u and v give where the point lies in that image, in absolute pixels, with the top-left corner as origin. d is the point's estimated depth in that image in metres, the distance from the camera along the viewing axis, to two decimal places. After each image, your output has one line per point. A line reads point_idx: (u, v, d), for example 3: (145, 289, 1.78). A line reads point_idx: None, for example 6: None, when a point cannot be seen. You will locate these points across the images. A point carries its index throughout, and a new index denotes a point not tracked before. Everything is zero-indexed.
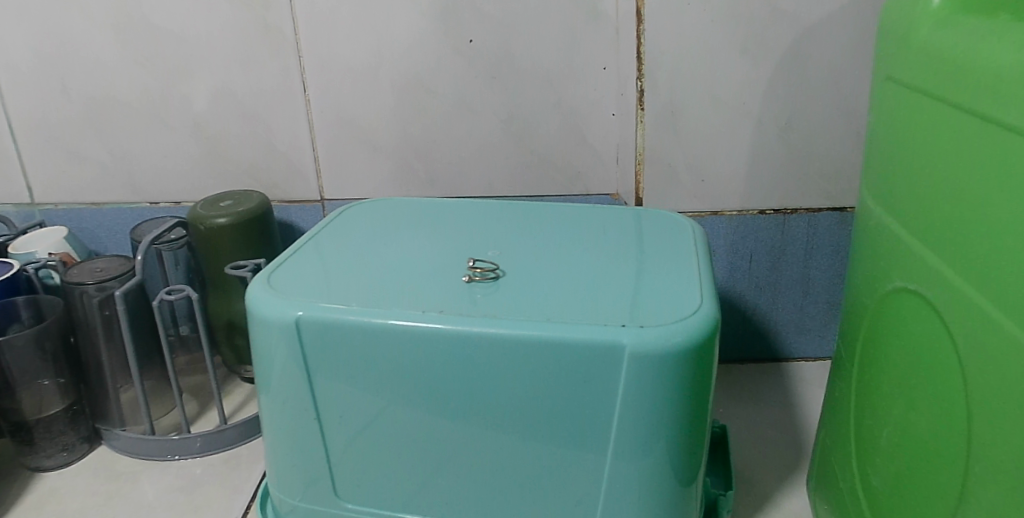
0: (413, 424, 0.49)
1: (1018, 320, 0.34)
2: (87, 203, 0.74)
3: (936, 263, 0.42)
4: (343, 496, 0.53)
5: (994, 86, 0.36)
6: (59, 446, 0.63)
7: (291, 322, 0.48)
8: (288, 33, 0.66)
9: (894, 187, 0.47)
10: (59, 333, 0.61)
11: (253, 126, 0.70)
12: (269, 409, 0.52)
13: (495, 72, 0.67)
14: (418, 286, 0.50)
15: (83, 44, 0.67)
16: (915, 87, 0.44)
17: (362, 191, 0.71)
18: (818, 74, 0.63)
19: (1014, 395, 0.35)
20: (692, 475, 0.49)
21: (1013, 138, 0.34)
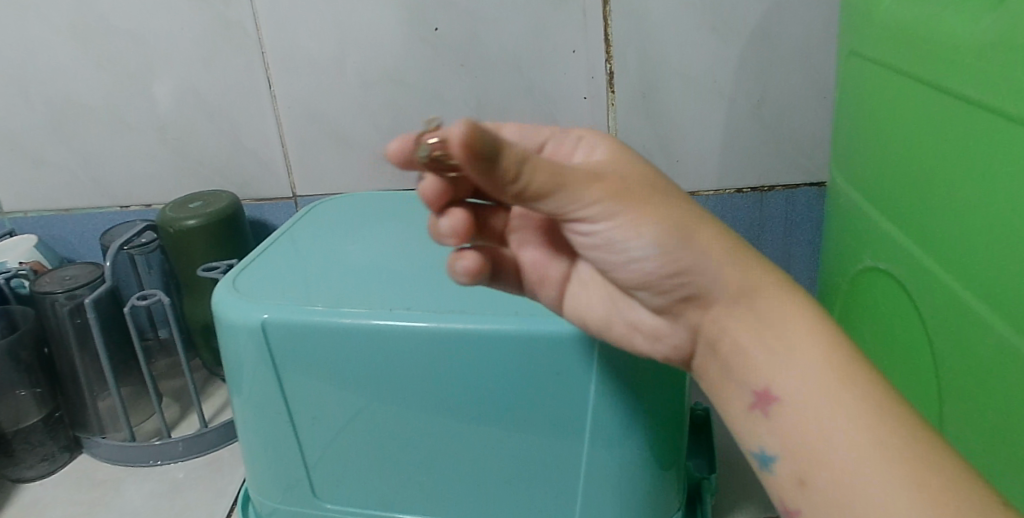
0: (386, 422, 0.49)
1: (983, 297, 0.34)
2: (57, 210, 0.73)
3: (903, 241, 0.42)
4: (321, 495, 0.52)
5: (954, 59, 0.35)
6: (39, 457, 0.63)
7: (258, 326, 0.47)
8: (249, 28, 0.64)
9: (861, 163, 0.46)
10: (32, 342, 0.62)
11: (220, 125, 0.68)
12: (243, 414, 0.51)
13: (463, 60, 0.64)
14: (387, 283, 0.50)
15: (42, 48, 0.66)
16: (876, 60, 0.43)
17: (334, 186, 0.71)
18: (789, 48, 0.62)
19: (983, 374, 0.35)
20: (671, 461, 0.49)
21: (973, 111, 0.34)
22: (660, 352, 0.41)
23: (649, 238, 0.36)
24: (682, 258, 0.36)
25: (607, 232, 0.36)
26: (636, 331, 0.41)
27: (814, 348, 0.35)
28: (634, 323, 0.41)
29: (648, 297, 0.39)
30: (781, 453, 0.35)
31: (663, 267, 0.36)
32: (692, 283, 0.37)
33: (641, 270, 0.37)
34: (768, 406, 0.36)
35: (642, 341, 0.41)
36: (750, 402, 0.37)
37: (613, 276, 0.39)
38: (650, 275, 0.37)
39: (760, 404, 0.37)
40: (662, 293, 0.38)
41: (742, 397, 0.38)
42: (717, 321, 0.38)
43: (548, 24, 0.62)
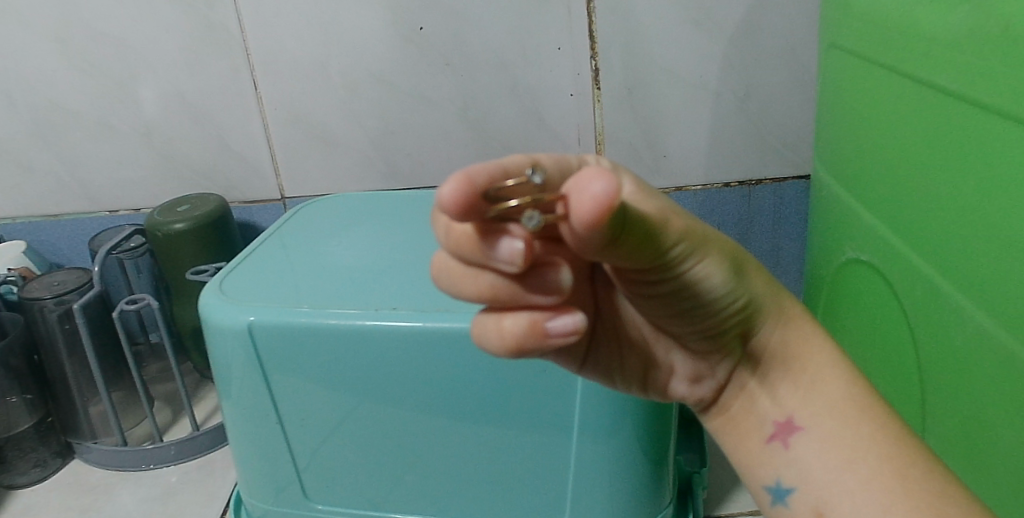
0: (375, 423, 0.49)
1: (962, 287, 0.35)
2: (45, 215, 0.73)
3: (884, 233, 0.42)
4: (313, 497, 0.52)
5: (929, 51, 0.35)
6: (32, 463, 0.63)
7: (245, 328, 0.47)
8: (234, 31, 0.64)
9: (843, 156, 0.46)
10: (21, 349, 0.61)
11: (206, 128, 0.68)
12: (232, 418, 0.51)
13: (448, 59, 0.64)
14: (373, 284, 0.50)
15: (27, 54, 0.66)
16: (856, 53, 0.43)
17: (322, 188, 0.71)
18: (773, 43, 0.62)
19: (962, 363, 0.36)
20: (660, 456, 0.49)
21: (949, 102, 0.34)
22: (696, 394, 0.35)
23: (724, 278, 0.30)
24: (746, 295, 0.31)
25: (676, 280, 0.28)
26: (672, 374, 0.35)
27: (838, 388, 0.33)
28: (671, 365, 0.35)
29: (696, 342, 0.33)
30: (801, 485, 0.32)
31: (726, 308, 0.31)
32: (752, 317, 0.32)
33: (704, 318, 0.31)
34: (789, 437, 0.33)
35: (679, 381, 0.35)
36: (769, 433, 0.34)
37: (665, 323, 0.32)
38: (712, 318, 0.31)
39: (780, 434, 0.33)
40: (718, 334, 0.32)
41: (759, 428, 0.34)
42: (755, 358, 0.34)
43: (532, 23, 0.62)
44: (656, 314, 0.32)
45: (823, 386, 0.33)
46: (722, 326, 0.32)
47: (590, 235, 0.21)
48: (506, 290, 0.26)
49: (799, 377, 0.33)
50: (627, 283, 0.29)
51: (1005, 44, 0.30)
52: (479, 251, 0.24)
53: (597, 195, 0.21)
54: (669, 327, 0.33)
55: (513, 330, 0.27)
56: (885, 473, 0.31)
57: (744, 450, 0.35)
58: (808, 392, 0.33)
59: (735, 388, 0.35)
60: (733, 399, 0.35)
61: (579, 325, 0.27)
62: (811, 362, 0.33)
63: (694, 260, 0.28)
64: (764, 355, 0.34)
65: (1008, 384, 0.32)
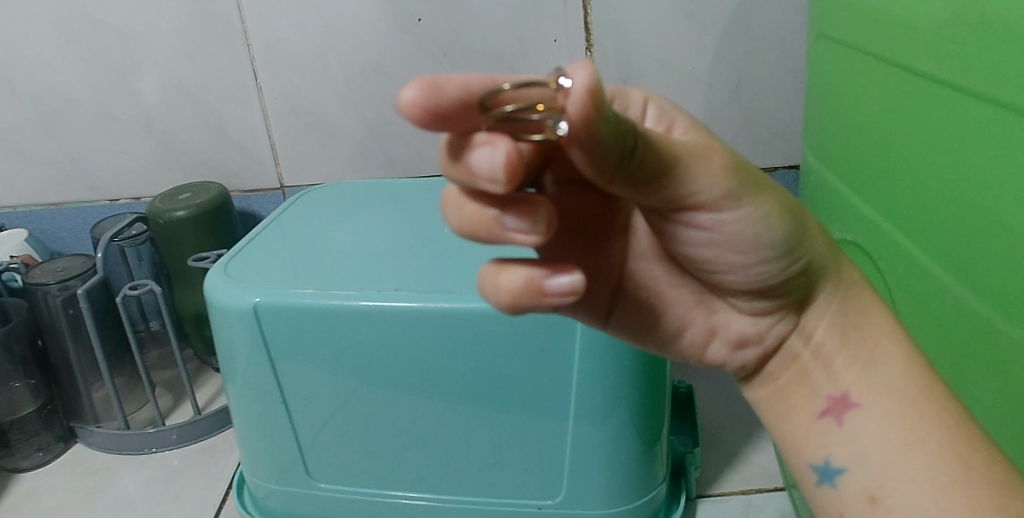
0: (377, 404, 0.50)
1: (945, 263, 0.36)
2: (47, 204, 0.74)
3: (870, 214, 0.44)
4: (315, 475, 0.54)
5: (912, 38, 0.37)
6: (35, 447, 0.63)
7: (249, 310, 0.48)
8: (234, 22, 0.65)
9: (831, 141, 0.48)
10: (25, 335, 0.62)
11: (206, 118, 0.69)
12: (237, 400, 0.52)
13: (446, 50, 0.66)
14: (375, 267, 0.51)
15: (29, 44, 0.67)
16: (843, 41, 0.44)
17: (322, 177, 0.72)
18: (764, 36, 0.63)
19: (943, 335, 0.38)
20: (654, 435, 0.51)
21: (930, 86, 0.36)
22: (738, 360, 0.35)
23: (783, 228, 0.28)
24: (805, 250, 0.30)
25: (735, 227, 0.27)
26: (715, 337, 0.34)
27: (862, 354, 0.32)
28: (715, 329, 0.34)
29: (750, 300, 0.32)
30: (851, 463, 0.32)
31: (786, 263, 0.30)
32: (809, 277, 0.31)
33: (762, 271, 0.30)
34: (843, 414, 0.32)
35: (722, 346, 0.34)
36: (822, 408, 0.33)
37: (716, 276, 0.31)
38: (772, 272, 0.30)
39: (834, 410, 0.33)
40: (774, 293, 0.31)
41: (810, 403, 0.33)
42: (809, 327, 0.33)
43: (528, 15, 0.63)
44: (707, 268, 0.30)
45: (882, 359, 0.32)
46: (780, 284, 0.31)
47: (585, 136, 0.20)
48: (483, 227, 0.24)
49: (858, 350, 0.32)
50: (675, 227, 0.28)
51: (981, 30, 0.31)
52: (469, 166, 0.22)
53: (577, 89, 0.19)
54: (720, 283, 0.31)
55: (511, 285, 0.26)
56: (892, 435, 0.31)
57: (790, 427, 0.34)
58: (866, 366, 0.32)
59: (787, 361, 0.34)
60: (781, 370, 0.34)
61: (576, 285, 0.26)
62: (874, 333, 0.33)
63: (752, 202, 0.27)
64: (817, 326, 0.33)
65: (986, 352, 0.34)
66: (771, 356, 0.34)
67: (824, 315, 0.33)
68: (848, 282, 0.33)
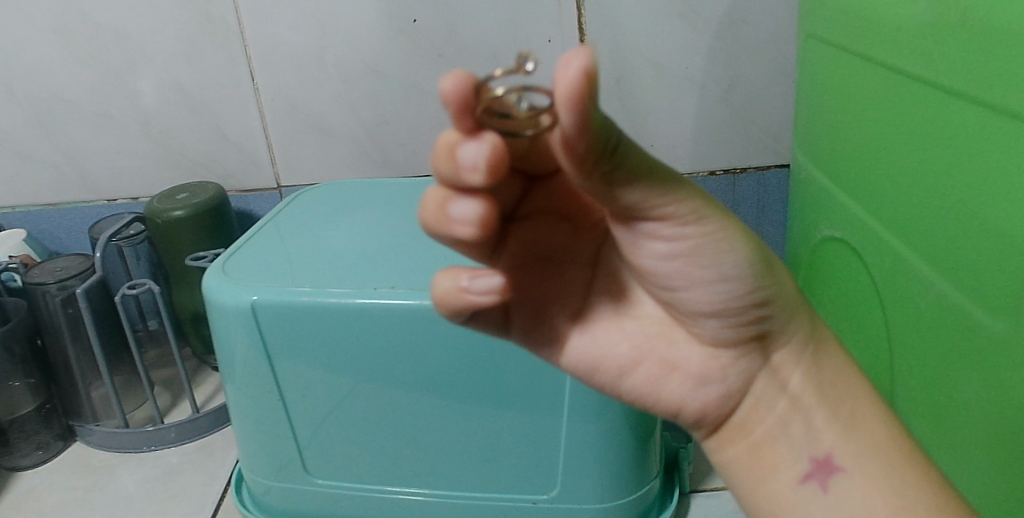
0: (374, 402, 0.51)
1: (927, 258, 0.37)
2: (45, 205, 0.74)
3: (857, 210, 0.44)
4: (312, 472, 0.54)
5: (898, 39, 0.38)
6: (34, 445, 0.64)
7: (248, 308, 0.49)
8: (231, 24, 0.65)
9: (819, 140, 0.49)
10: (24, 335, 0.63)
11: (204, 119, 0.70)
12: (235, 397, 0.53)
13: (441, 50, 0.66)
14: (371, 265, 0.52)
15: (27, 46, 0.67)
16: (830, 41, 0.45)
17: (318, 177, 0.72)
18: (756, 35, 0.64)
19: (926, 328, 0.38)
20: (647, 431, 0.51)
21: (914, 86, 0.37)
22: (699, 400, 0.32)
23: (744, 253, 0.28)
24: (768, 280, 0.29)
25: (694, 237, 0.27)
26: (674, 373, 0.32)
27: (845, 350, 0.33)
28: (675, 363, 0.32)
29: (712, 329, 0.30)
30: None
31: (749, 288, 0.29)
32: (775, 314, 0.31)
33: (724, 295, 0.29)
34: (827, 478, 0.32)
35: (682, 384, 0.32)
36: (803, 472, 0.32)
37: (677, 298, 0.29)
38: (735, 298, 0.29)
39: (817, 474, 0.32)
40: (739, 324, 0.30)
41: (789, 467, 0.32)
42: (782, 372, 0.32)
43: (523, 16, 0.64)
44: (666, 288, 0.29)
45: (862, 418, 0.33)
46: (747, 312, 0.30)
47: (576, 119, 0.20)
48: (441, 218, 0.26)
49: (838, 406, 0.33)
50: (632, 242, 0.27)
51: (963, 31, 0.32)
52: (449, 157, 0.23)
53: (575, 66, 0.19)
54: (682, 309, 0.30)
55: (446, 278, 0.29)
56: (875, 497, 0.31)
57: (767, 491, 0.33)
58: (849, 425, 0.32)
59: (760, 408, 0.32)
60: (758, 426, 0.33)
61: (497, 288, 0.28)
62: (849, 394, 0.33)
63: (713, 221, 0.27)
64: (791, 371, 0.32)
65: (966, 345, 0.35)
66: (732, 397, 0.32)
67: (796, 363, 0.32)
68: (813, 334, 0.33)
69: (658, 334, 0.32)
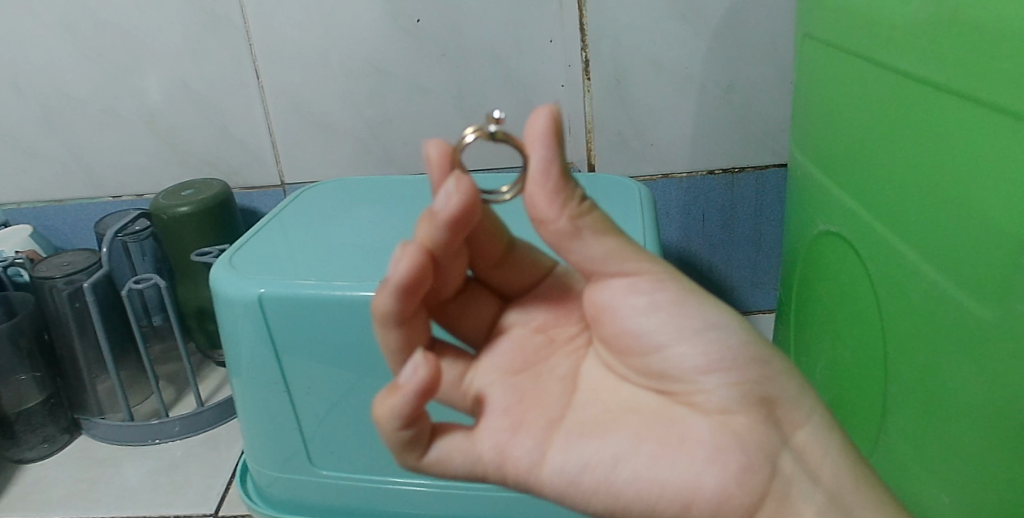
0: (378, 394, 0.52)
1: (919, 250, 0.38)
2: (50, 201, 0.75)
3: (852, 205, 0.45)
4: (316, 462, 0.55)
5: (892, 38, 0.39)
6: (40, 438, 0.65)
7: (255, 300, 0.50)
8: (237, 22, 0.66)
9: (816, 138, 0.50)
10: (30, 330, 0.63)
11: (209, 116, 0.71)
12: (241, 389, 0.54)
13: (444, 50, 0.67)
14: (376, 259, 0.52)
15: (34, 43, 0.68)
16: (826, 41, 0.46)
17: (322, 174, 0.73)
18: (755, 36, 0.65)
19: (917, 318, 0.39)
20: None
21: (907, 83, 0.38)
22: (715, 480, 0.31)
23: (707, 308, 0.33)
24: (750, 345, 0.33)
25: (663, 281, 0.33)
26: (687, 446, 0.32)
27: None
28: (687, 438, 0.32)
29: (710, 393, 0.32)
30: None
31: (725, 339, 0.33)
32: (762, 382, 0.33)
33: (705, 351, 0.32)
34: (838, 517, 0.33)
35: (695, 462, 0.31)
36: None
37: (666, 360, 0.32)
38: (713, 355, 0.32)
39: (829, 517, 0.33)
40: (733, 394, 0.32)
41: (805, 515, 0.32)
42: (788, 437, 0.33)
43: (525, 16, 0.65)
44: (652, 351, 0.33)
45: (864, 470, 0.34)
46: (730, 372, 0.32)
47: (546, 127, 0.28)
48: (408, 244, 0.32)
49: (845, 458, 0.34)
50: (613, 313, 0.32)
51: (956, 29, 0.33)
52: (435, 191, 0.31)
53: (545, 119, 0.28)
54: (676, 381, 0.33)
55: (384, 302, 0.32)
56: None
57: None
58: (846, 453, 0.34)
59: (779, 483, 0.32)
60: (790, 502, 0.32)
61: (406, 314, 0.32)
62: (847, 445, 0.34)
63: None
64: (795, 433, 0.33)
65: (958, 334, 0.36)
66: (745, 472, 0.32)
67: (799, 427, 0.33)
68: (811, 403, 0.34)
69: (656, 415, 0.33)
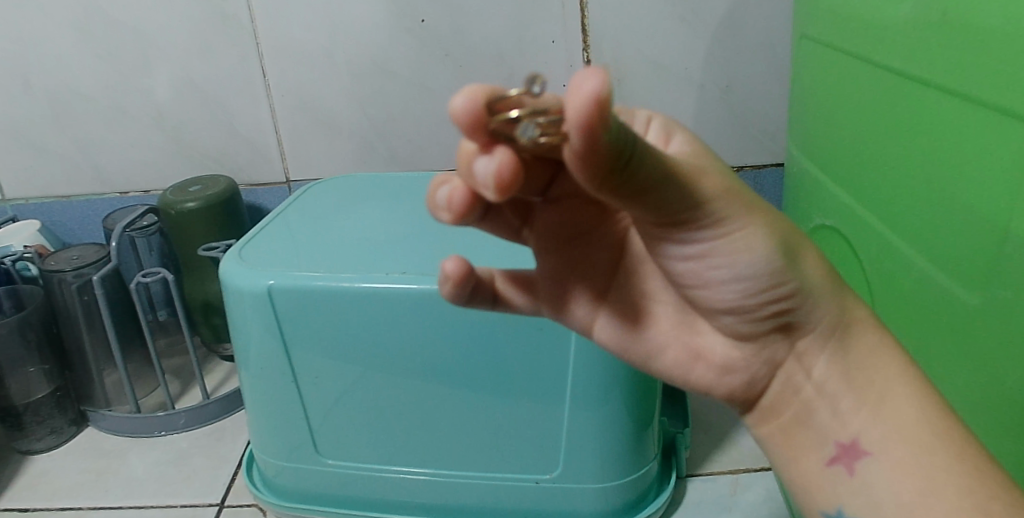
0: (383, 385, 0.53)
1: (911, 242, 0.39)
2: (58, 196, 0.76)
3: (847, 200, 0.47)
4: (322, 452, 0.56)
5: (886, 37, 0.40)
6: (48, 430, 0.66)
7: (263, 292, 0.51)
8: (244, 22, 0.68)
9: (812, 135, 0.51)
10: (39, 323, 0.64)
11: (217, 114, 0.72)
12: (249, 380, 0.55)
13: (448, 50, 0.68)
14: (382, 253, 0.53)
15: (44, 41, 0.69)
16: (823, 41, 0.48)
17: (326, 172, 0.74)
18: (753, 38, 0.66)
19: (908, 308, 0.41)
20: (647, 416, 0.53)
21: (901, 81, 0.39)
22: (726, 385, 0.31)
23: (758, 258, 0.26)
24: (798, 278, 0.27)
25: (714, 234, 0.25)
26: (700, 359, 0.31)
27: None
28: (700, 348, 0.31)
29: (735, 321, 0.29)
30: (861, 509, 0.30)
31: (768, 284, 0.27)
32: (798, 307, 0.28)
33: (740, 292, 0.27)
34: (854, 462, 0.30)
35: (706, 371, 0.31)
36: (831, 455, 0.31)
37: (695, 294, 0.28)
38: (752, 295, 0.27)
39: (843, 458, 0.31)
40: (757, 318, 0.29)
41: (817, 449, 0.31)
42: (806, 361, 0.30)
43: (528, 17, 0.66)
44: (683, 285, 0.28)
45: (894, 404, 0.30)
46: (765, 305, 0.28)
47: (583, 147, 0.19)
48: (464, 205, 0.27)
49: (865, 393, 0.30)
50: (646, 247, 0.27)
51: (947, 29, 0.34)
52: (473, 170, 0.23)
53: (583, 93, 0.19)
54: (702, 303, 0.29)
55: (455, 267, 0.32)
56: (905, 483, 0.29)
57: (796, 472, 0.32)
58: (876, 409, 0.30)
59: (787, 394, 0.31)
60: (786, 409, 0.32)
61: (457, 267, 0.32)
62: (880, 377, 0.30)
63: (728, 222, 0.25)
64: (816, 360, 0.30)
65: (947, 324, 0.37)
66: (757, 380, 0.31)
67: (822, 350, 0.30)
68: (843, 323, 0.30)
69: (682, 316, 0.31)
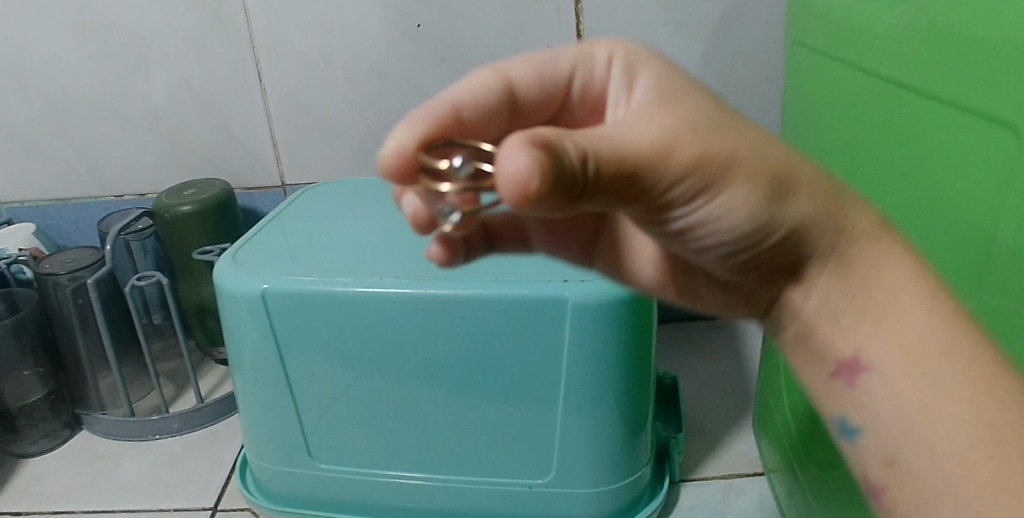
0: (377, 389, 0.53)
1: None
2: (53, 199, 0.76)
3: None
4: (316, 457, 0.56)
5: (876, 43, 0.40)
6: (42, 433, 0.65)
7: (258, 296, 0.51)
8: (241, 26, 0.68)
9: (804, 141, 0.51)
10: (32, 326, 0.65)
11: (213, 118, 0.72)
12: (243, 384, 0.55)
13: (444, 55, 0.68)
14: (376, 257, 0.54)
15: (41, 44, 0.69)
16: (814, 46, 0.48)
17: (322, 175, 0.74)
18: (748, 44, 0.67)
19: None
20: (641, 422, 0.53)
21: (891, 87, 0.39)
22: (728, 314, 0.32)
23: (734, 214, 0.25)
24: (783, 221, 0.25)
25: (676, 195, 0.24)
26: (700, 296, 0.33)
27: None
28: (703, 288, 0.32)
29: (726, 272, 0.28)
30: (867, 431, 0.27)
31: (748, 237, 0.26)
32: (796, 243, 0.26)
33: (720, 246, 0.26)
34: (855, 377, 0.27)
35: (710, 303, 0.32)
36: (833, 369, 0.28)
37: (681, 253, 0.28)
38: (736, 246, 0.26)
39: (844, 372, 0.27)
40: (747, 267, 0.28)
41: (821, 364, 0.28)
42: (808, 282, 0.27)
43: (524, 22, 0.67)
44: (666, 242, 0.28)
45: (901, 316, 0.26)
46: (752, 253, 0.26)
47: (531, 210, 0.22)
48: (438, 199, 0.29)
49: (868, 303, 0.26)
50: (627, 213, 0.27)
51: (936, 36, 0.35)
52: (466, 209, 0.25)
53: (516, 170, 0.21)
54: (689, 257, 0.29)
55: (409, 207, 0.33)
56: (907, 399, 0.26)
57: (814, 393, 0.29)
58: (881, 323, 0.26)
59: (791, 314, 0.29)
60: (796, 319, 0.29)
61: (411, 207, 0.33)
62: (892, 284, 0.26)
63: (688, 191, 0.24)
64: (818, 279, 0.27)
65: None
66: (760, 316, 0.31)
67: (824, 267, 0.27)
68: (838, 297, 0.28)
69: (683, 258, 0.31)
